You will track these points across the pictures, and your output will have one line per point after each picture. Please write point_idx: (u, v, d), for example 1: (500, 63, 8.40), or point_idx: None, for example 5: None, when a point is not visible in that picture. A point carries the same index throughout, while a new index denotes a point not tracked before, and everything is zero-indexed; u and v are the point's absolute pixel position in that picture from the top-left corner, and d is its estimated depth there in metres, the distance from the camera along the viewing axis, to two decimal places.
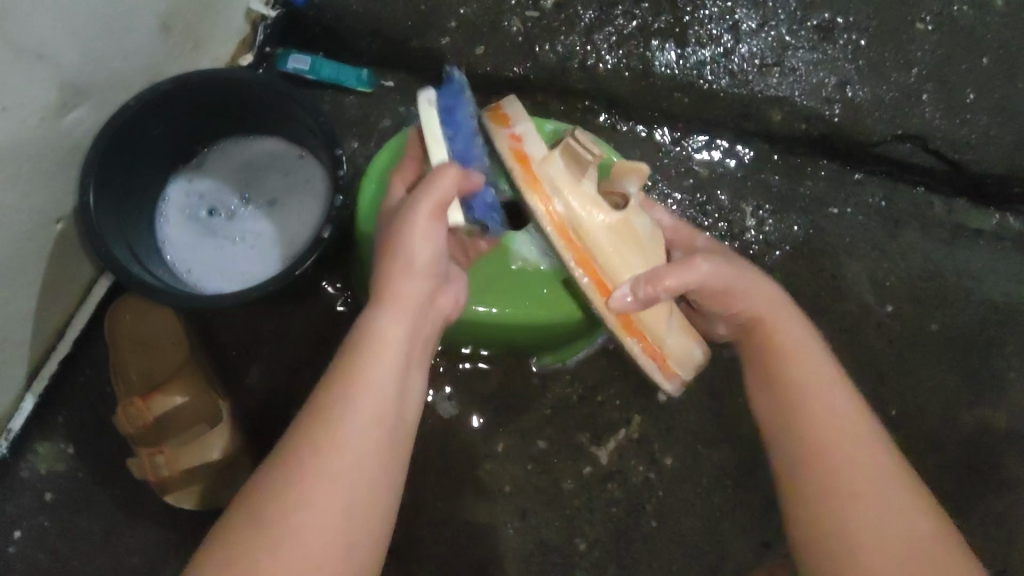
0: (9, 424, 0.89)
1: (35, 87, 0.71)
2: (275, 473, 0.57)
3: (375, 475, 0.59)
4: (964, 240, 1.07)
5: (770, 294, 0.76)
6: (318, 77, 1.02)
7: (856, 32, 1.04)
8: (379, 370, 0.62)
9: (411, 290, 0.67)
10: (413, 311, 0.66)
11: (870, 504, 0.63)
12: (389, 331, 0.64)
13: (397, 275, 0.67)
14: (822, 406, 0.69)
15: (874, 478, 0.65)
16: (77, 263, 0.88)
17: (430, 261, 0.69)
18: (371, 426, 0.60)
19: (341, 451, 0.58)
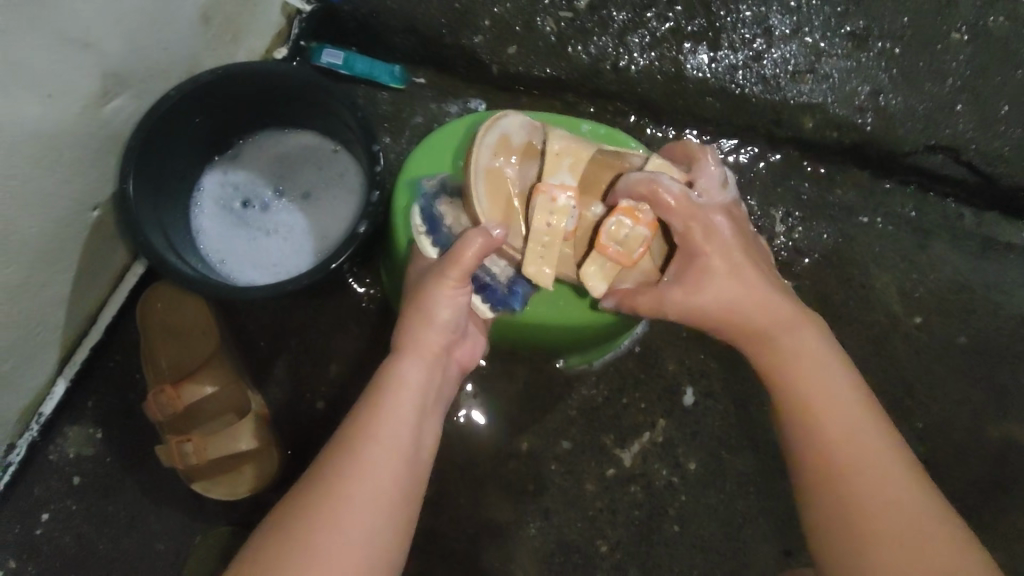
0: (40, 408, 0.89)
1: (78, 75, 0.72)
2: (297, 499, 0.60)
3: (392, 515, 0.60)
4: (994, 253, 1.06)
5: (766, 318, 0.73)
6: (351, 72, 1.02)
7: (891, 41, 1.03)
8: (399, 418, 0.65)
9: (431, 341, 0.70)
10: (431, 361, 0.70)
11: (887, 515, 0.61)
12: (411, 377, 0.68)
13: (418, 326, 0.71)
14: (833, 415, 0.67)
15: (890, 488, 0.62)
16: (111, 250, 0.89)
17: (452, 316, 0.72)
18: (385, 458, 0.63)
19: (359, 488, 0.60)
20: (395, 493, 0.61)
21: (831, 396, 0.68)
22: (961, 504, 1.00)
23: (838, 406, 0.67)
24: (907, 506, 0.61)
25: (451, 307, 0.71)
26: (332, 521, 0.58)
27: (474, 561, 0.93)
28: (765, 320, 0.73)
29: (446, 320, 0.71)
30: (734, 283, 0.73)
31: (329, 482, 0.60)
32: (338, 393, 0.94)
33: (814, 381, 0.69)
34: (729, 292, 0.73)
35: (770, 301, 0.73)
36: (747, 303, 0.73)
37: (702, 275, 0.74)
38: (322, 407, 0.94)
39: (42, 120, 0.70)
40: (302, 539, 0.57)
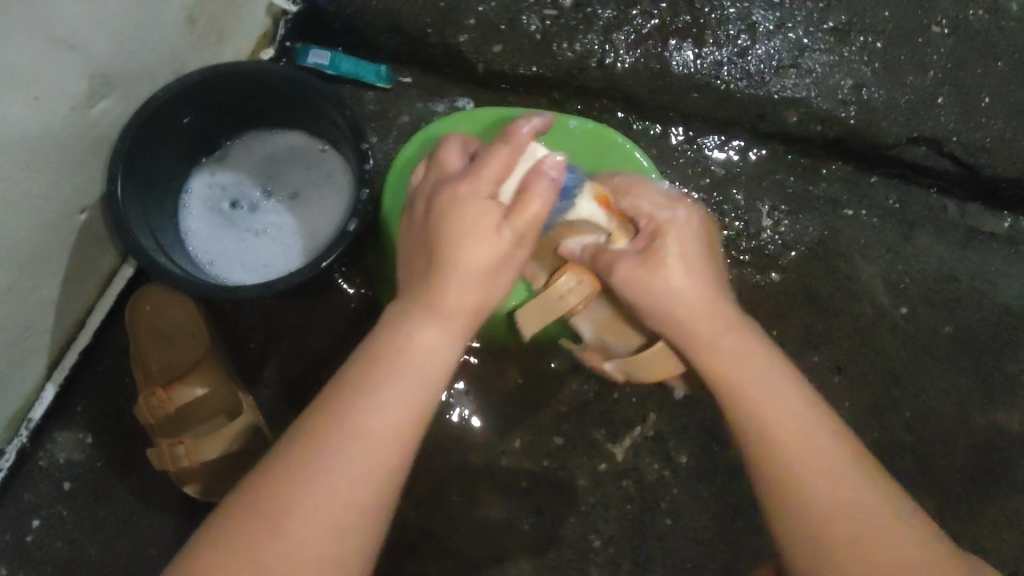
0: (29, 414, 0.89)
1: (64, 77, 0.71)
2: (315, 417, 0.60)
3: (387, 452, 0.59)
4: (978, 243, 1.07)
5: (694, 307, 0.73)
6: (338, 72, 1.01)
7: (872, 35, 1.04)
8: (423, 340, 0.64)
9: (471, 254, 0.65)
10: (474, 276, 0.65)
11: (833, 504, 0.63)
12: (451, 303, 0.65)
13: (455, 242, 0.65)
14: (774, 410, 0.67)
15: (837, 476, 0.64)
16: (99, 254, 0.88)
17: (483, 225, 0.66)
18: (400, 393, 0.61)
19: (343, 454, 0.58)
20: (384, 473, 0.59)
21: (765, 389, 0.69)
22: (950, 492, 1.01)
23: (772, 398, 0.68)
24: (853, 490, 0.64)
25: (478, 275, 0.65)
26: (300, 494, 0.56)
27: (468, 559, 0.93)
28: (686, 331, 0.73)
29: (470, 237, 0.65)
30: (658, 282, 0.73)
31: (311, 444, 0.58)
32: (328, 394, 0.95)
33: (742, 379, 0.69)
34: (658, 293, 0.73)
35: (692, 311, 0.73)
36: (664, 300, 0.73)
37: (652, 266, 0.74)
38: (314, 407, 0.94)
39: (29, 123, 0.70)
40: (299, 475, 0.57)
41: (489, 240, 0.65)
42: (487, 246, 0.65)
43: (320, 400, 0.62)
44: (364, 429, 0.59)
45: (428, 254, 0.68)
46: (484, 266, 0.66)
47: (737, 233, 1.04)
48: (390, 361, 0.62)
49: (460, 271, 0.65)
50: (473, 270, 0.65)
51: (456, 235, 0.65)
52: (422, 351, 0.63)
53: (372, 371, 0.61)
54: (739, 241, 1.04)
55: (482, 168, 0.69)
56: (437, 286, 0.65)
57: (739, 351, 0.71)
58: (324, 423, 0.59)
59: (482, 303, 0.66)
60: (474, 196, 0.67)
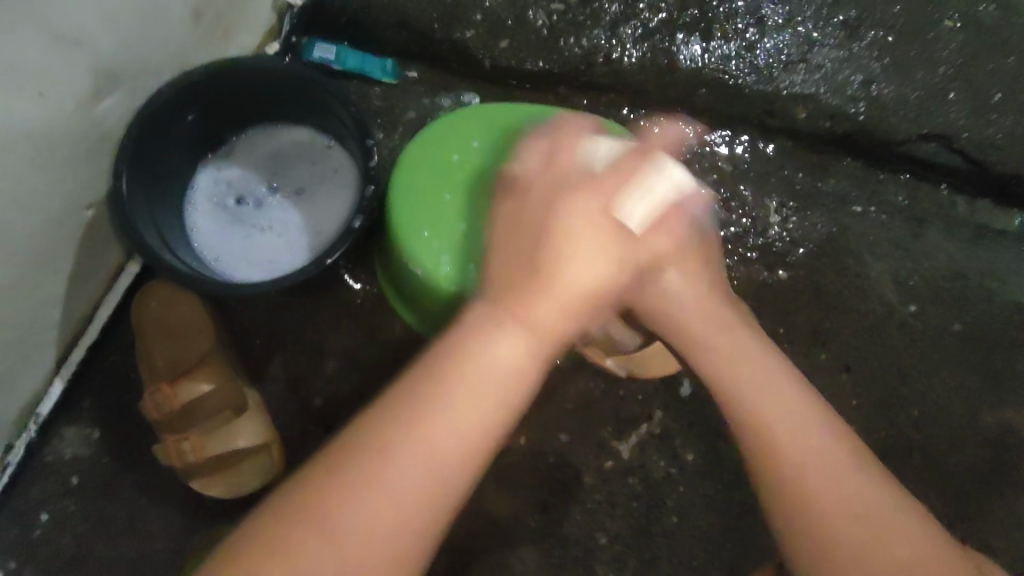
0: (37, 409, 0.89)
1: (71, 73, 0.71)
2: (369, 438, 0.55)
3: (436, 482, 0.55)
4: (988, 240, 1.06)
5: (702, 298, 0.73)
6: (343, 67, 1.02)
7: (883, 30, 1.03)
8: (494, 357, 0.58)
9: (569, 274, 0.63)
10: (541, 291, 0.62)
11: (832, 498, 0.62)
12: (506, 335, 0.60)
13: (530, 250, 0.64)
14: (778, 407, 0.66)
15: (835, 471, 0.63)
16: (105, 250, 0.88)
17: (578, 227, 0.65)
18: (465, 416, 0.56)
19: (401, 474, 0.54)
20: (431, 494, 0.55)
21: (771, 389, 0.68)
22: (958, 491, 1.01)
23: (769, 392, 0.67)
24: (851, 487, 0.63)
25: (579, 289, 0.63)
26: (342, 521, 0.52)
27: (474, 556, 0.93)
28: (680, 326, 0.73)
29: (575, 226, 0.65)
30: (661, 280, 0.72)
31: (358, 468, 0.54)
32: (334, 391, 0.94)
33: (747, 377, 0.68)
34: (668, 291, 0.72)
35: (687, 305, 0.73)
36: (661, 297, 0.73)
37: (653, 264, 0.73)
38: (320, 403, 0.94)
39: (36, 119, 0.70)
40: (338, 502, 0.53)
41: (563, 236, 0.64)
42: (596, 271, 0.64)
43: (375, 417, 0.56)
44: (434, 443, 0.55)
45: (520, 259, 0.64)
46: (585, 289, 0.63)
47: (745, 230, 1.04)
48: (462, 379, 0.57)
49: (557, 283, 0.62)
50: (573, 296, 0.63)
51: (557, 253, 0.63)
52: (501, 373, 0.58)
53: (435, 385, 0.57)
54: (746, 237, 1.03)
55: (581, 184, 0.67)
56: (532, 302, 0.61)
57: (735, 344, 0.71)
58: (384, 440, 0.55)
59: (572, 329, 0.63)
60: (589, 212, 0.65)
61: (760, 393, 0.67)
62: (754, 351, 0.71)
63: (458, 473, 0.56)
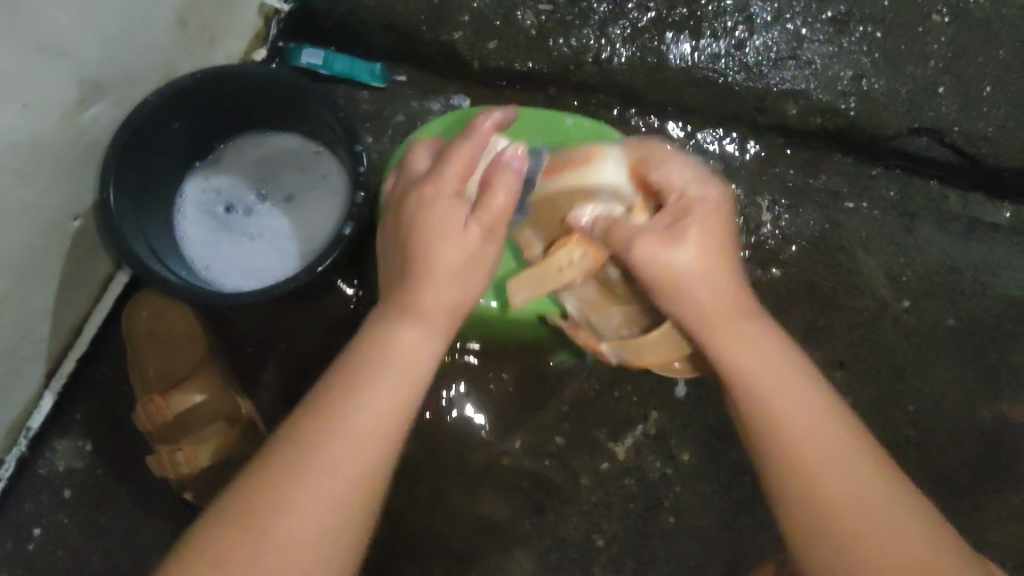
0: (28, 423, 0.89)
1: (54, 84, 0.71)
2: (289, 447, 0.58)
3: (361, 468, 0.58)
4: (981, 234, 1.06)
5: (727, 290, 0.71)
6: (331, 71, 1.01)
7: (872, 24, 1.03)
8: (403, 345, 0.63)
9: (449, 256, 0.66)
10: (443, 290, 0.66)
11: (848, 485, 0.64)
12: (408, 331, 0.64)
13: (435, 247, 0.66)
14: (793, 409, 0.67)
15: (850, 457, 0.65)
16: (94, 260, 0.88)
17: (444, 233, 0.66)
18: (380, 405, 0.60)
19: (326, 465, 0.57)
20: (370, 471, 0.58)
21: (791, 393, 0.68)
22: (954, 486, 1.01)
23: (791, 397, 0.67)
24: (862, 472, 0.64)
25: (450, 274, 0.66)
26: (272, 527, 0.55)
27: (471, 560, 0.93)
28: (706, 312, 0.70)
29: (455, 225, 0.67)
30: (673, 257, 0.70)
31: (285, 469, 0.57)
32: None
33: (757, 368, 0.69)
34: (696, 270, 0.70)
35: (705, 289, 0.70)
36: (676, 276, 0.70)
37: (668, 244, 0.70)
38: None
39: (20, 131, 0.69)
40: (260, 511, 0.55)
41: (456, 237, 0.66)
42: (480, 250, 0.68)
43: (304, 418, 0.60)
44: (350, 433, 0.58)
45: (399, 258, 0.68)
46: (457, 265, 0.66)
47: (738, 228, 1.03)
48: (376, 370, 0.61)
49: (438, 271, 0.66)
50: (450, 273, 0.66)
51: (433, 228, 0.66)
52: (410, 355, 0.63)
53: (353, 376, 0.61)
54: (739, 236, 1.03)
55: (446, 165, 0.70)
56: (416, 287, 0.65)
57: (760, 344, 0.70)
58: (306, 440, 0.58)
59: (462, 305, 0.67)
60: (455, 203, 0.67)
61: (779, 398, 0.67)
62: (779, 353, 0.70)
63: (379, 451, 0.59)
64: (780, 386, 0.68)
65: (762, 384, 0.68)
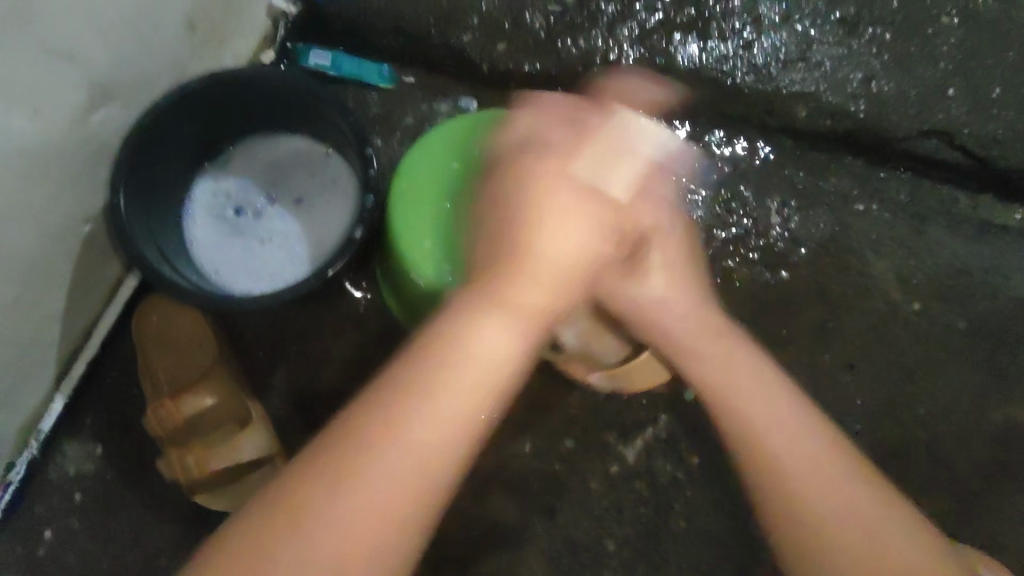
0: (38, 426, 0.89)
1: (65, 88, 0.71)
2: (355, 430, 0.54)
3: (433, 463, 0.54)
4: (991, 236, 1.05)
5: (692, 313, 0.74)
6: (339, 73, 1.01)
7: (881, 26, 1.03)
8: (484, 336, 0.59)
9: (556, 245, 0.65)
10: (548, 273, 0.64)
11: (832, 510, 0.61)
12: (492, 326, 0.60)
13: (536, 234, 0.65)
14: (772, 423, 0.66)
15: (833, 483, 0.62)
16: (103, 264, 0.87)
17: (552, 218, 0.66)
18: (458, 403, 0.56)
19: (392, 454, 0.53)
20: (430, 468, 0.54)
21: (770, 407, 0.67)
22: (965, 490, 1.01)
23: (771, 412, 0.67)
24: (847, 495, 0.62)
25: (552, 262, 0.65)
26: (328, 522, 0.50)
27: (481, 564, 0.93)
28: (669, 338, 0.74)
29: (559, 210, 0.66)
30: (642, 292, 0.74)
31: (349, 456, 0.53)
32: (337, 402, 0.94)
33: (734, 387, 0.69)
34: (661, 295, 0.74)
35: (674, 316, 0.74)
36: (645, 307, 0.74)
37: (637, 277, 0.74)
38: (323, 414, 0.94)
39: (31, 135, 0.69)
40: (318, 503, 0.51)
41: (574, 224, 0.66)
42: (574, 237, 0.66)
43: (366, 400, 0.56)
44: (416, 430, 0.54)
45: (497, 226, 0.69)
46: (566, 259, 0.65)
47: (748, 230, 1.03)
48: (455, 354, 0.58)
49: (536, 260, 0.64)
50: (551, 266, 0.65)
51: (541, 215, 0.66)
52: (484, 348, 0.59)
53: (427, 365, 0.57)
54: (748, 238, 1.03)
55: (558, 148, 0.69)
56: (508, 279, 0.63)
57: (731, 360, 0.71)
58: (385, 423, 0.54)
59: (552, 304, 0.64)
60: (567, 186, 0.67)
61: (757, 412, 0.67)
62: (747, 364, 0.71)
63: (456, 443, 0.55)
64: (757, 402, 0.68)
65: (747, 400, 0.68)
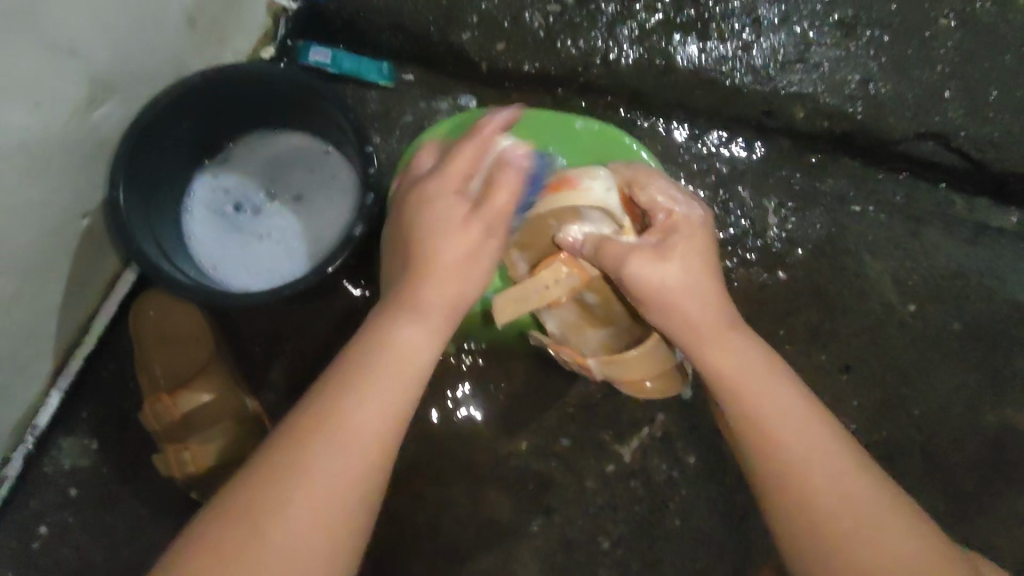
0: (33, 422, 0.88)
1: (66, 83, 0.71)
2: (283, 447, 0.60)
3: (358, 463, 0.60)
4: (987, 239, 1.06)
5: (704, 300, 0.72)
6: (339, 70, 1.00)
7: (879, 28, 1.03)
8: (397, 343, 0.66)
9: (450, 255, 0.69)
10: (456, 276, 0.69)
11: (834, 503, 0.64)
12: (405, 331, 0.67)
13: (433, 243, 0.69)
14: (780, 416, 0.68)
15: (835, 475, 0.65)
16: (101, 258, 0.87)
17: (444, 240, 0.69)
18: (374, 407, 0.63)
19: (324, 459, 0.60)
20: (360, 468, 0.60)
21: (778, 400, 0.69)
22: (958, 491, 1.01)
23: (778, 403, 0.69)
24: (849, 486, 0.65)
25: (450, 271, 0.69)
26: (273, 526, 0.57)
27: (477, 561, 0.93)
28: (688, 326, 0.72)
29: (453, 226, 0.70)
30: (658, 272, 0.71)
31: (285, 468, 0.59)
32: None
33: (746, 381, 0.70)
34: (681, 281, 0.72)
35: (695, 302, 0.72)
36: (668, 291, 0.72)
37: (657, 258, 0.72)
38: None
39: (30, 129, 0.69)
40: (260, 511, 0.57)
41: (458, 235, 0.69)
42: (466, 243, 0.70)
43: (293, 422, 0.62)
44: (345, 432, 0.61)
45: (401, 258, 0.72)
46: (454, 261, 0.69)
47: (745, 231, 1.04)
48: (374, 365, 0.64)
49: (437, 267, 0.69)
50: (455, 281, 0.69)
51: (436, 234, 0.70)
52: (400, 351, 0.66)
53: (353, 380, 0.63)
54: (745, 239, 1.03)
55: (449, 163, 0.73)
56: (416, 285, 0.68)
57: (745, 351, 0.71)
58: (309, 437, 0.60)
59: (467, 300, 0.71)
60: (462, 209, 0.70)
61: (766, 406, 0.68)
62: (752, 353, 0.72)
63: (376, 441, 0.62)
64: (765, 396, 0.69)
65: (757, 392, 0.69)
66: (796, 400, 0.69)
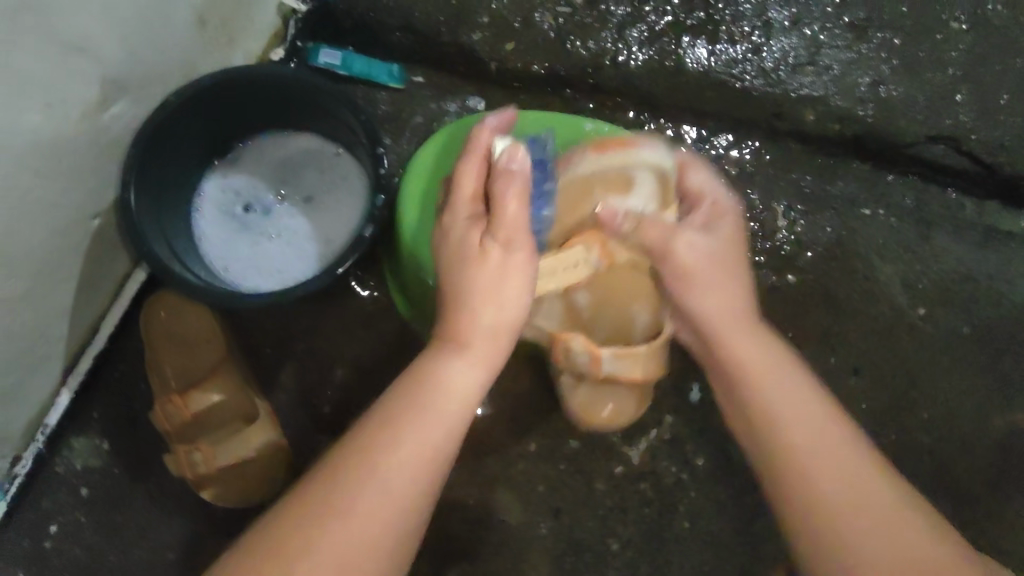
0: (44, 421, 0.89)
1: (78, 83, 0.71)
2: (311, 496, 0.60)
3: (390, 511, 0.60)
4: (997, 243, 1.05)
5: (728, 297, 0.74)
6: (350, 72, 1.01)
7: (890, 31, 1.03)
8: (444, 386, 0.66)
9: (503, 294, 0.67)
10: (501, 308, 0.67)
11: (842, 494, 0.64)
12: (452, 373, 0.66)
13: (475, 271, 0.67)
14: (787, 412, 0.69)
15: (843, 467, 0.66)
16: (112, 259, 0.88)
17: (474, 259, 0.67)
18: (411, 457, 0.62)
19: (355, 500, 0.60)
20: (387, 516, 0.60)
21: (788, 397, 0.70)
22: (967, 495, 1.01)
23: (789, 399, 0.70)
24: (859, 483, 0.65)
25: (499, 309, 0.67)
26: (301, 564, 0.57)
27: (486, 562, 0.93)
28: (717, 311, 0.74)
29: (508, 258, 0.68)
30: (700, 250, 0.74)
31: (313, 507, 0.59)
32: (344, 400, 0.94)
33: (760, 373, 0.72)
34: (711, 280, 0.74)
35: (726, 278, 0.74)
36: (708, 261, 0.74)
37: (709, 231, 0.75)
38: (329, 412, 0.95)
39: (42, 130, 0.69)
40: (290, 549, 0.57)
41: (516, 269, 0.67)
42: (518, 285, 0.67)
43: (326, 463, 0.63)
44: (374, 479, 0.61)
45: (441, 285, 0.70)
46: (495, 292, 0.67)
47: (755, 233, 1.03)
48: (417, 407, 0.65)
49: (485, 311, 0.67)
50: (508, 318, 0.68)
51: (477, 257, 0.68)
52: (447, 388, 0.66)
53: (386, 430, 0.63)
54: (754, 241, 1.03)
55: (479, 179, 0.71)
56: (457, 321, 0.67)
57: (760, 346, 0.73)
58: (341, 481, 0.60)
59: (498, 335, 0.68)
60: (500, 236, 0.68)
61: (775, 398, 0.70)
62: (770, 353, 0.73)
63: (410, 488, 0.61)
64: (779, 390, 0.71)
65: (770, 385, 0.71)
66: (812, 397, 0.71)
